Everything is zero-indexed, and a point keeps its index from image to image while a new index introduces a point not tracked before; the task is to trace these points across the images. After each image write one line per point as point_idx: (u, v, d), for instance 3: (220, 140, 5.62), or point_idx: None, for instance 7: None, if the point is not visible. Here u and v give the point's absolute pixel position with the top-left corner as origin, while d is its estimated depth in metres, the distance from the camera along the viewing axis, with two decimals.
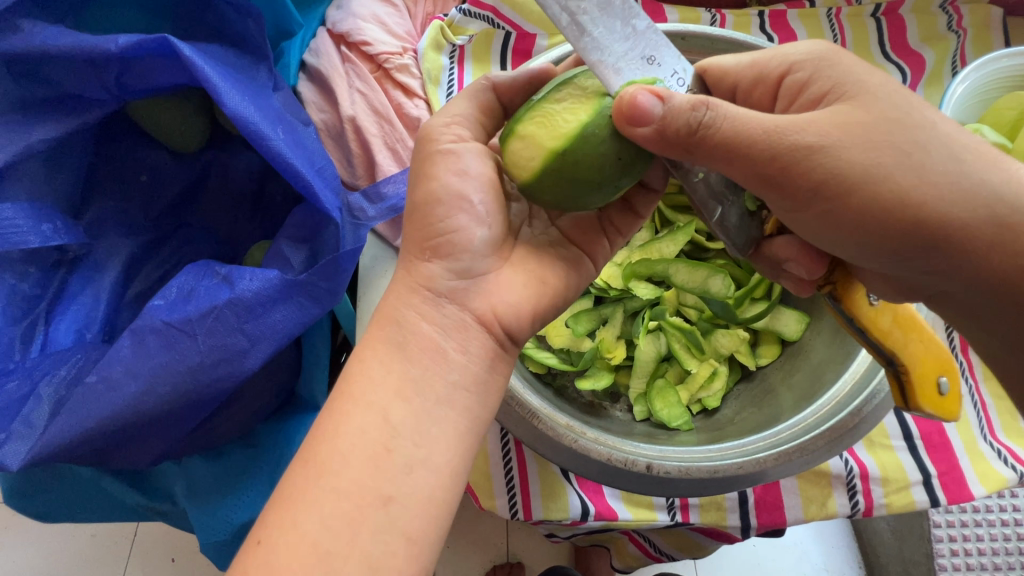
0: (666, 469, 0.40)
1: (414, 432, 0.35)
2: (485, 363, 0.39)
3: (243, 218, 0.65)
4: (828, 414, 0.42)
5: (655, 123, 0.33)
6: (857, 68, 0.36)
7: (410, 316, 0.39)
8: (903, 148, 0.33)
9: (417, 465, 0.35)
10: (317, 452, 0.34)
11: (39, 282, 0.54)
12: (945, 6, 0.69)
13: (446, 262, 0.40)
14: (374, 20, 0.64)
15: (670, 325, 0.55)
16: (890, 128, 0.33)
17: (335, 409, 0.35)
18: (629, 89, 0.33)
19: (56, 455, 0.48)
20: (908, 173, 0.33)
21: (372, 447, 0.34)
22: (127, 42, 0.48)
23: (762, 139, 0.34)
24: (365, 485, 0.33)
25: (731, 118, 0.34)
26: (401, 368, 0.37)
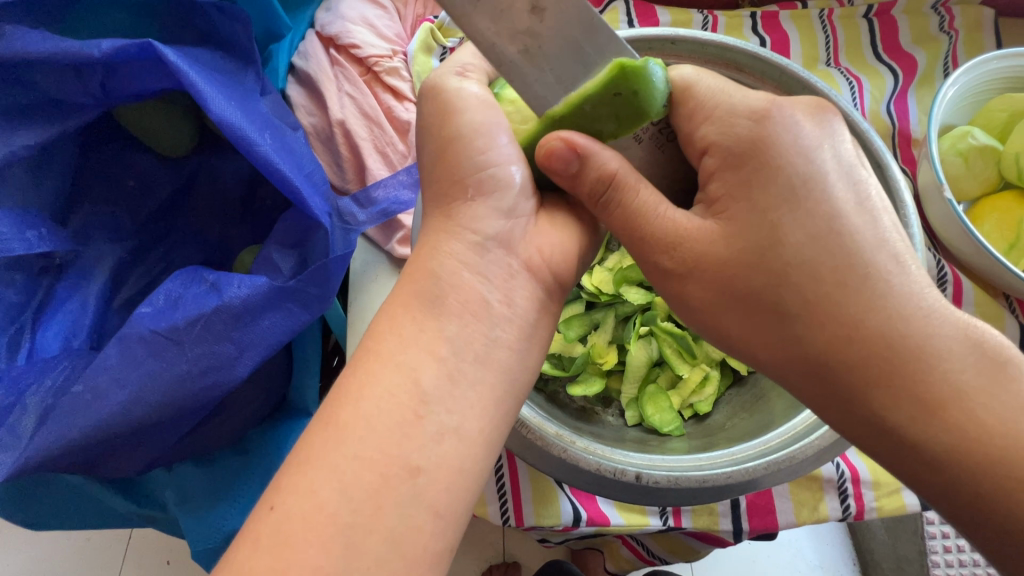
0: (655, 479, 0.40)
1: (448, 398, 0.33)
2: (532, 315, 0.37)
3: (232, 222, 0.64)
4: (816, 423, 0.41)
5: (569, 175, 0.35)
6: (775, 176, 0.33)
7: (449, 266, 0.36)
8: (760, 290, 0.33)
9: (448, 434, 0.32)
10: (339, 415, 0.32)
11: (25, 289, 0.54)
12: (936, 7, 0.69)
13: (491, 201, 0.37)
14: (362, 23, 0.64)
15: (662, 330, 0.54)
16: (741, 271, 0.34)
17: (361, 369, 0.33)
18: (557, 133, 0.35)
19: (41, 466, 0.47)
20: (759, 314, 0.34)
21: (401, 413, 0.32)
22: (110, 47, 0.48)
23: (646, 235, 0.36)
24: (393, 455, 0.31)
25: (637, 202, 0.35)
26: (435, 326, 0.34)
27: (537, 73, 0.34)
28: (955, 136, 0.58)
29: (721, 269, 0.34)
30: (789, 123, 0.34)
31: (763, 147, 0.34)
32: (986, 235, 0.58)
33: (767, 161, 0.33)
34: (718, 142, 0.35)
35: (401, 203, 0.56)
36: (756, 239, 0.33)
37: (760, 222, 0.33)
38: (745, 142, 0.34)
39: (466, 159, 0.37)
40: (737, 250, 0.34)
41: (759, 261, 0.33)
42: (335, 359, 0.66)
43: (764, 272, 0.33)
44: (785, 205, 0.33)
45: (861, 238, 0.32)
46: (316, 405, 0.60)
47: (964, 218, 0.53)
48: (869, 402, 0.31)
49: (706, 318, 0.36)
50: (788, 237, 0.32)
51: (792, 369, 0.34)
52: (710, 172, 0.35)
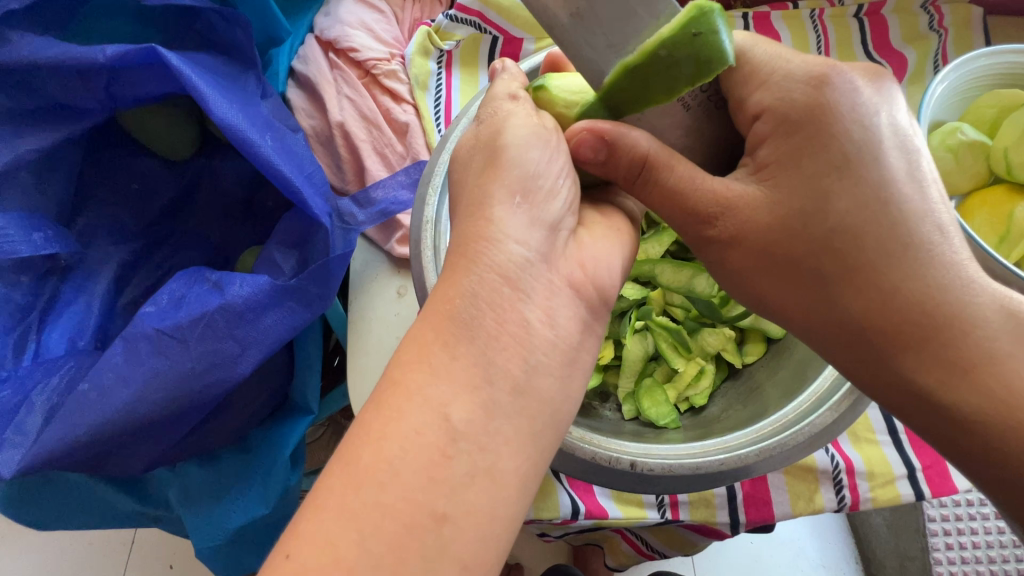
0: (649, 466, 0.41)
1: (481, 432, 0.31)
2: (575, 337, 0.35)
3: (234, 225, 0.66)
4: (807, 411, 0.43)
5: (598, 164, 0.36)
6: (827, 144, 0.34)
7: (489, 280, 0.33)
8: (802, 257, 0.35)
9: (479, 474, 0.31)
10: (360, 456, 0.30)
11: (31, 290, 0.54)
12: (926, 6, 0.70)
13: (534, 211, 0.35)
14: (361, 27, 0.65)
15: (656, 324, 0.56)
16: (788, 239, 0.35)
17: (384, 405, 0.31)
18: (579, 126, 0.36)
19: (48, 463, 0.48)
20: (793, 280, 0.36)
21: (428, 454, 0.30)
22: (116, 53, 0.49)
23: (690, 207, 0.36)
24: (416, 502, 0.29)
25: (675, 178, 0.35)
26: (467, 353, 0.32)
27: (587, 36, 0.32)
28: (945, 132, 0.59)
29: (763, 236, 0.36)
30: (844, 83, 0.35)
31: (819, 115, 0.34)
32: (977, 229, 0.59)
33: (819, 126, 0.34)
34: (773, 107, 0.35)
35: (399, 203, 0.57)
36: (803, 205, 0.34)
37: (811, 189, 0.34)
38: (798, 108, 0.34)
39: (517, 165, 0.36)
40: (784, 216, 0.35)
41: (803, 227, 0.35)
42: (336, 358, 0.68)
43: (807, 236, 0.35)
44: (835, 172, 0.34)
45: (907, 207, 0.34)
46: (317, 403, 0.60)
47: (957, 213, 0.53)
48: (909, 371, 0.33)
49: (742, 277, 0.38)
50: (833, 205, 0.34)
51: (834, 332, 0.36)
52: (760, 138, 0.35)
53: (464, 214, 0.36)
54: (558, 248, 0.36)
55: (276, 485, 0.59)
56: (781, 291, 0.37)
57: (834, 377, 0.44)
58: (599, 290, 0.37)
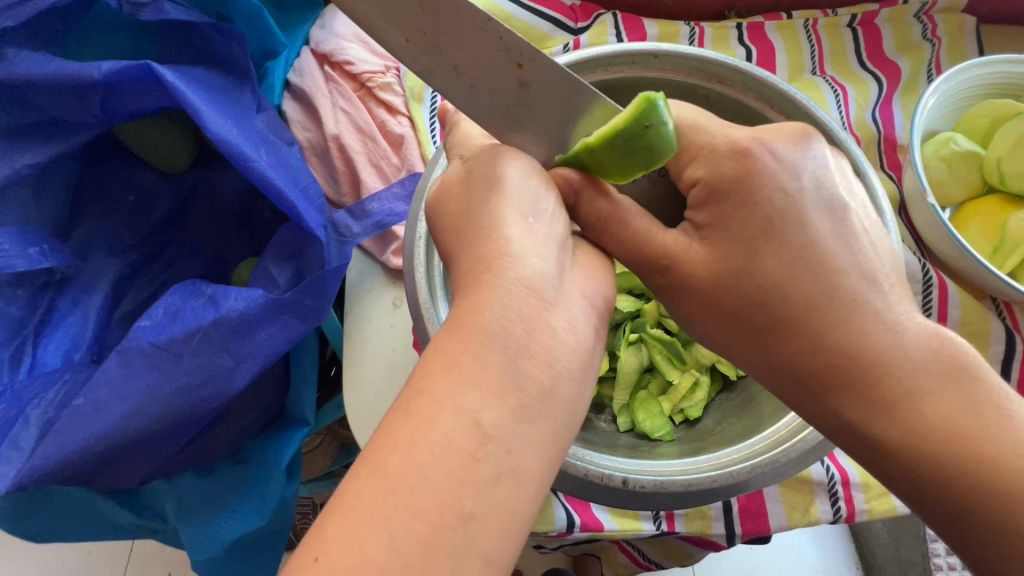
0: (642, 484, 0.41)
1: (508, 435, 0.30)
2: (595, 341, 0.34)
3: (231, 236, 0.66)
4: (799, 427, 0.43)
5: (569, 207, 0.37)
6: (752, 207, 0.35)
7: (515, 291, 0.32)
8: (746, 308, 0.36)
9: (505, 475, 0.29)
10: (386, 462, 0.28)
11: (27, 303, 0.54)
12: (919, 16, 0.70)
13: (545, 221, 0.35)
14: (356, 40, 0.65)
15: (651, 336, 0.56)
16: (726, 291, 0.36)
17: (413, 410, 0.29)
18: (548, 174, 0.37)
19: (41, 478, 0.48)
20: (737, 327, 0.37)
21: (457, 454, 0.28)
22: (111, 69, 0.49)
23: (652, 253, 0.37)
24: (444, 503, 0.28)
25: (632, 230, 0.37)
26: (498, 361, 0.30)
27: (530, 136, 0.37)
28: (938, 142, 0.59)
29: (703, 289, 0.37)
30: (768, 149, 0.36)
31: (744, 180, 0.36)
32: (972, 238, 0.59)
33: (744, 190, 0.36)
34: (706, 178, 0.37)
35: (394, 215, 0.57)
36: (732, 265, 0.36)
37: (742, 249, 0.36)
38: (724, 178, 0.36)
39: (518, 185, 0.35)
40: (720, 273, 0.36)
41: (736, 282, 0.36)
42: (331, 369, 0.68)
43: (741, 288, 0.36)
44: (759, 232, 0.35)
45: (832, 259, 0.34)
46: (312, 415, 0.60)
47: (948, 223, 0.54)
48: (845, 415, 0.34)
49: (695, 327, 0.39)
50: (759, 267, 0.35)
51: (780, 384, 0.36)
52: (698, 202, 0.37)
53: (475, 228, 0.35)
54: (570, 264, 0.35)
55: (272, 497, 0.59)
56: (726, 339, 0.38)
57: None
58: (610, 302, 0.36)
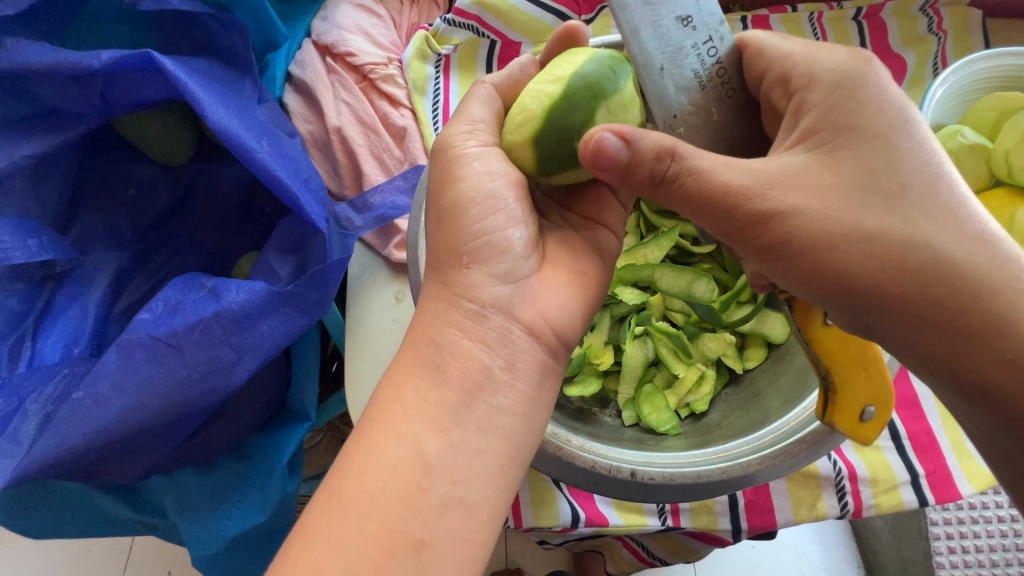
0: (650, 476, 0.41)
1: (450, 469, 0.35)
2: (535, 379, 0.40)
3: (232, 230, 0.65)
4: (810, 417, 0.42)
5: (620, 164, 0.33)
6: (882, 109, 0.33)
7: (449, 334, 0.38)
8: (888, 217, 0.32)
9: (452, 504, 0.34)
10: (343, 488, 0.34)
11: (26, 297, 0.54)
12: (925, 9, 0.70)
13: (486, 267, 0.40)
14: (358, 31, 0.65)
15: (657, 329, 0.56)
16: (863, 198, 0.32)
17: (365, 440, 0.35)
18: (594, 131, 0.33)
19: (39, 473, 0.47)
20: (882, 248, 0.31)
21: (404, 485, 0.34)
22: (110, 58, 0.48)
23: (735, 185, 0.32)
24: (396, 529, 0.33)
25: (704, 157, 0.32)
26: (437, 395, 0.36)
27: None
28: (945, 135, 0.58)
29: (833, 200, 0.32)
30: (877, 66, 0.35)
31: (866, 82, 0.34)
32: None
33: (869, 96, 0.34)
34: (824, 78, 0.35)
35: (397, 209, 0.57)
36: (874, 163, 0.32)
37: (877, 145, 0.33)
38: (849, 78, 0.34)
39: (464, 225, 0.40)
40: (850, 184, 0.32)
41: (874, 182, 0.32)
42: (334, 364, 0.68)
43: (881, 193, 0.32)
44: (892, 133, 0.33)
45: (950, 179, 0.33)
46: (315, 409, 0.60)
47: None
48: (992, 342, 0.32)
49: (820, 256, 0.32)
50: (903, 162, 0.32)
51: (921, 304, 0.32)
52: (807, 107, 0.34)
53: (433, 272, 0.41)
54: (519, 298, 0.40)
55: (273, 494, 0.58)
56: (871, 258, 0.32)
57: None
58: (558, 336, 0.41)
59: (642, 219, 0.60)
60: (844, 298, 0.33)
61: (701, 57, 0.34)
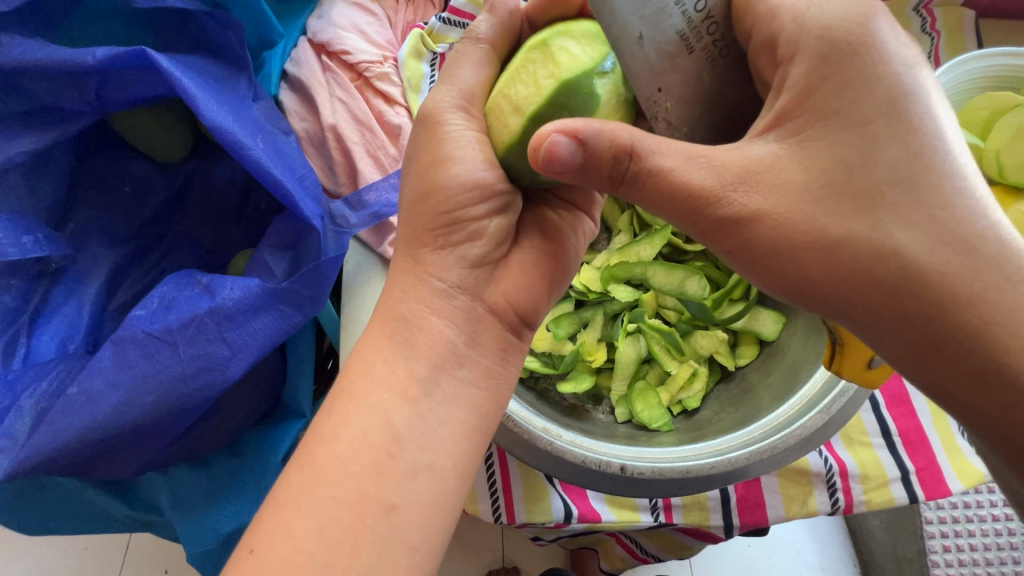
0: (640, 470, 0.41)
1: (419, 437, 0.36)
2: (496, 356, 0.42)
3: (227, 226, 0.65)
4: (797, 413, 0.43)
5: (574, 168, 0.32)
6: (871, 86, 0.30)
7: (418, 310, 0.39)
8: (859, 220, 0.30)
9: (421, 470, 0.36)
10: (314, 454, 0.36)
11: (20, 294, 0.54)
12: (919, 8, 0.70)
13: (458, 250, 0.41)
14: (353, 29, 0.65)
15: (649, 326, 0.56)
16: (835, 198, 0.30)
17: (336, 411, 0.37)
18: (545, 130, 0.32)
19: (33, 468, 0.47)
20: (849, 254, 0.31)
21: (373, 450, 0.35)
22: (104, 55, 0.49)
23: (693, 186, 0.31)
24: (366, 494, 0.35)
25: (662, 156, 0.31)
26: (405, 366, 0.38)
27: None
28: None
29: (797, 201, 0.31)
30: (886, 24, 0.31)
31: (861, 50, 0.30)
32: None
33: (861, 70, 0.30)
34: (811, 45, 0.31)
35: (392, 206, 0.57)
36: (850, 155, 0.30)
37: (856, 136, 0.30)
38: (840, 45, 0.30)
39: (440, 210, 0.39)
40: (823, 178, 0.31)
41: (848, 180, 0.30)
42: (329, 361, 0.68)
43: (856, 192, 0.30)
44: (882, 118, 0.30)
45: (951, 165, 0.30)
46: (311, 408, 0.60)
47: None
48: (978, 347, 0.30)
49: (784, 259, 0.32)
50: (884, 153, 0.30)
51: (894, 313, 0.31)
52: (793, 81, 0.31)
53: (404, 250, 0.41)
54: (483, 281, 0.42)
55: (268, 488, 0.59)
56: (834, 265, 0.31)
57: (825, 379, 0.44)
58: (519, 315, 0.43)
59: (636, 217, 0.60)
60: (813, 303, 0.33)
61: (688, 9, 0.30)
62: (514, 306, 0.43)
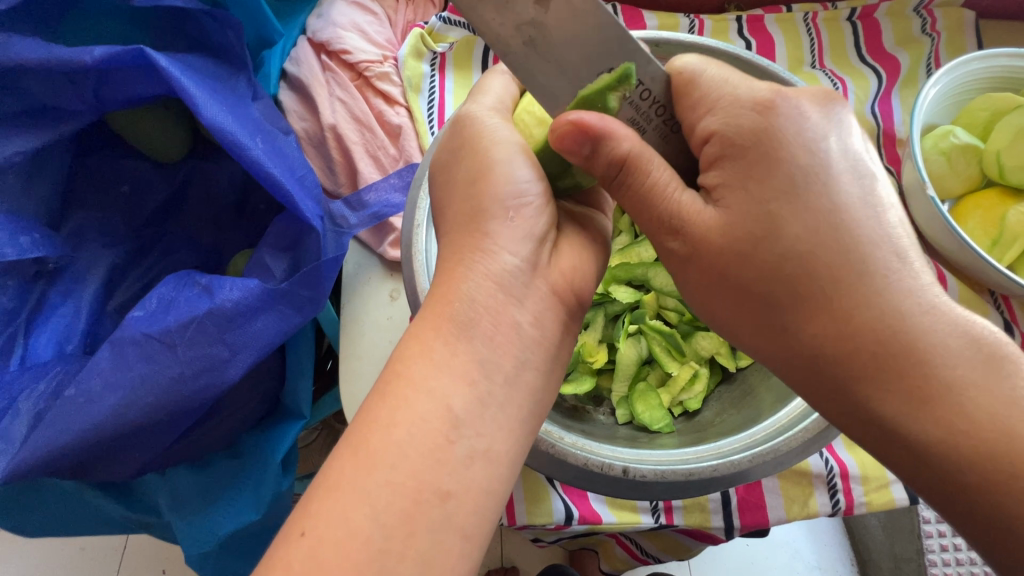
0: (642, 473, 0.41)
1: (477, 420, 0.34)
2: (557, 336, 0.39)
3: (226, 226, 0.65)
4: (800, 416, 0.43)
5: (583, 156, 0.34)
6: (773, 168, 0.33)
7: (484, 286, 0.36)
8: (761, 279, 0.34)
9: (478, 456, 0.33)
10: (368, 437, 0.32)
11: (16, 295, 0.53)
12: (919, 10, 0.70)
13: (525, 225, 0.38)
14: (353, 29, 0.64)
15: (650, 328, 0.56)
16: (739, 262, 0.34)
17: (390, 392, 0.33)
18: (571, 114, 0.32)
19: (33, 471, 0.47)
20: (751, 303, 0.35)
21: (433, 435, 0.32)
22: (103, 54, 0.48)
23: (654, 217, 0.36)
24: (424, 480, 0.31)
25: (650, 181, 0.34)
26: (467, 349, 0.35)
27: (541, 65, 0.33)
28: (938, 135, 0.58)
29: (715, 257, 0.35)
30: (789, 109, 0.34)
31: (763, 138, 0.34)
32: (971, 232, 0.59)
33: (766, 153, 0.33)
34: (721, 131, 0.34)
35: (392, 207, 0.57)
36: (754, 229, 0.33)
37: (759, 214, 0.33)
38: (745, 133, 0.34)
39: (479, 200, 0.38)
40: (737, 240, 0.34)
41: (754, 251, 0.34)
42: (328, 362, 0.68)
43: (757, 258, 0.34)
44: (781, 197, 0.33)
45: (857, 231, 0.32)
46: (309, 407, 0.60)
47: (948, 218, 0.53)
48: (861, 397, 0.32)
49: (702, 302, 0.37)
50: (784, 229, 0.33)
51: (794, 359, 0.35)
52: (710, 160, 0.36)
53: (458, 225, 0.39)
54: (544, 260, 0.39)
55: (266, 491, 0.59)
56: (737, 312, 0.36)
57: None
58: (576, 296, 0.41)
59: (636, 218, 0.60)
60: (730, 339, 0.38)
61: (632, 99, 0.36)
62: (574, 287, 0.41)
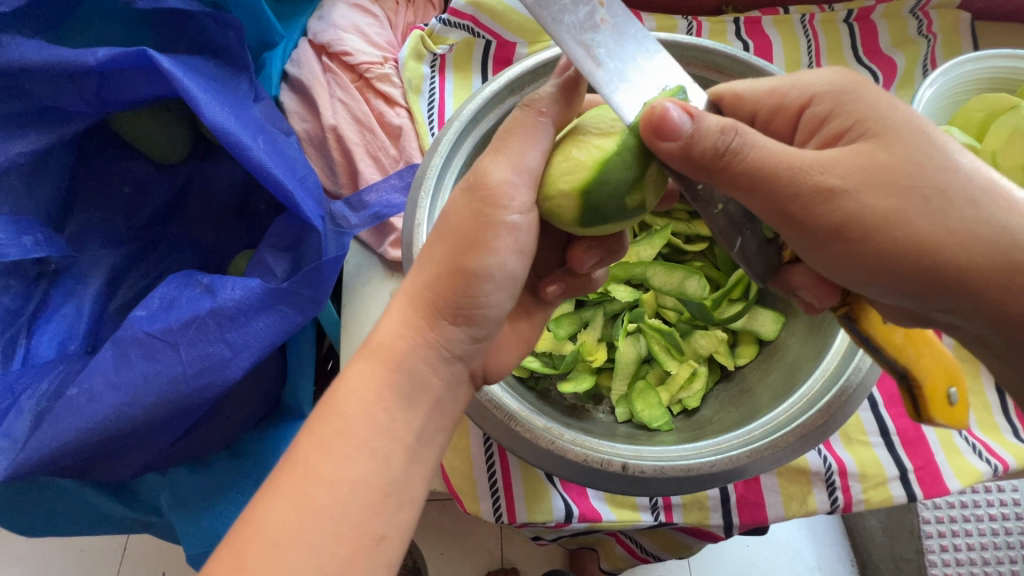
0: (641, 469, 0.41)
1: (408, 479, 0.34)
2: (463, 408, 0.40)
3: (226, 228, 0.65)
4: (798, 413, 0.43)
5: (682, 139, 0.31)
6: (887, 103, 0.33)
7: (424, 357, 0.37)
8: (938, 183, 0.31)
9: (407, 503, 0.34)
10: (305, 480, 0.32)
11: (20, 294, 0.54)
12: (915, 11, 0.70)
13: (467, 326, 0.38)
14: (354, 31, 0.65)
15: (649, 326, 0.56)
16: (912, 173, 0.31)
17: (322, 433, 0.33)
18: (657, 102, 0.31)
19: (34, 470, 0.47)
20: (934, 219, 0.31)
21: (371, 491, 0.33)
22: (106, 56, 0.49)
23: (785, 172, 0.32)
24: (358, 526, 0.32)
25: (767, 140, 0.32)
26: (403, 418, 0.35)
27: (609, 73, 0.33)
28: None
29: (881, 175, 0.31)
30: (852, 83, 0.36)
31: (860, 88, 0.34)
32: None
33: (870, 96, 0.34)
34: (823, 90, 0.35)
35: (393, 207, 0.57)
36: (907, 142, 0.32)
37: (907, 127, 0.32)
38: (842, 87, 0.34)
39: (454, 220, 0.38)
40: (892, 154, 0.32)
41: (914, 158, 0.31)
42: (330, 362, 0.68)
43: (926, 167, 0.31)
44: (909, 115, 0.33)
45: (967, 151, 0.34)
46: (310, 407, 0.61)
47: None
48: None
49: (872, 243, 0.32)
50: (931, 139, 0.32)
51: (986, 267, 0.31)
52: (818, 117, 0.35)
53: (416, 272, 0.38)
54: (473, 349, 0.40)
55: None
56: (919, 238, 0.31)
57: (825, 379, 0.44)
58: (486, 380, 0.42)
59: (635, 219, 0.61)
60: (900, 285, 0.33)
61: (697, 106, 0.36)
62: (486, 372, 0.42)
